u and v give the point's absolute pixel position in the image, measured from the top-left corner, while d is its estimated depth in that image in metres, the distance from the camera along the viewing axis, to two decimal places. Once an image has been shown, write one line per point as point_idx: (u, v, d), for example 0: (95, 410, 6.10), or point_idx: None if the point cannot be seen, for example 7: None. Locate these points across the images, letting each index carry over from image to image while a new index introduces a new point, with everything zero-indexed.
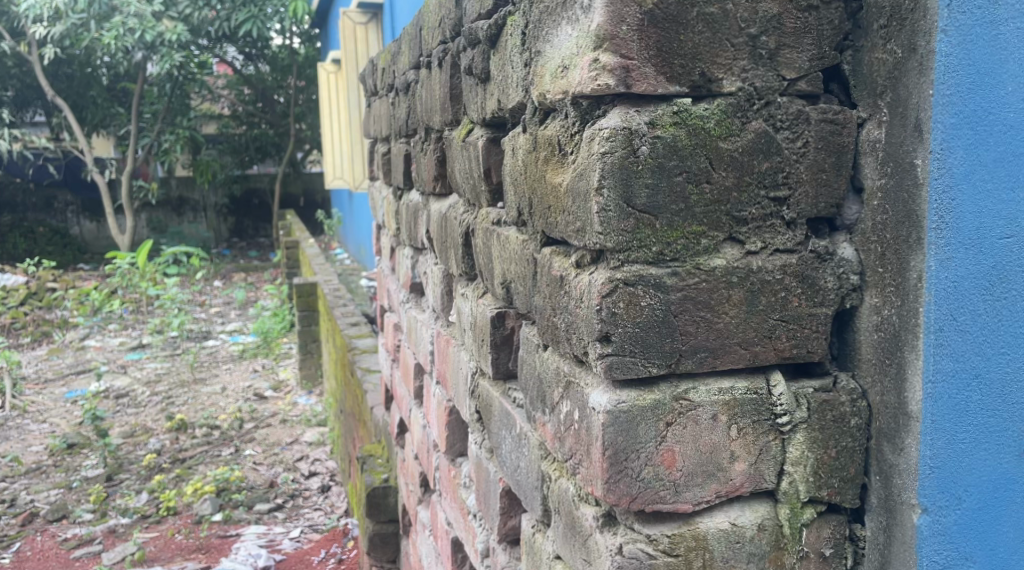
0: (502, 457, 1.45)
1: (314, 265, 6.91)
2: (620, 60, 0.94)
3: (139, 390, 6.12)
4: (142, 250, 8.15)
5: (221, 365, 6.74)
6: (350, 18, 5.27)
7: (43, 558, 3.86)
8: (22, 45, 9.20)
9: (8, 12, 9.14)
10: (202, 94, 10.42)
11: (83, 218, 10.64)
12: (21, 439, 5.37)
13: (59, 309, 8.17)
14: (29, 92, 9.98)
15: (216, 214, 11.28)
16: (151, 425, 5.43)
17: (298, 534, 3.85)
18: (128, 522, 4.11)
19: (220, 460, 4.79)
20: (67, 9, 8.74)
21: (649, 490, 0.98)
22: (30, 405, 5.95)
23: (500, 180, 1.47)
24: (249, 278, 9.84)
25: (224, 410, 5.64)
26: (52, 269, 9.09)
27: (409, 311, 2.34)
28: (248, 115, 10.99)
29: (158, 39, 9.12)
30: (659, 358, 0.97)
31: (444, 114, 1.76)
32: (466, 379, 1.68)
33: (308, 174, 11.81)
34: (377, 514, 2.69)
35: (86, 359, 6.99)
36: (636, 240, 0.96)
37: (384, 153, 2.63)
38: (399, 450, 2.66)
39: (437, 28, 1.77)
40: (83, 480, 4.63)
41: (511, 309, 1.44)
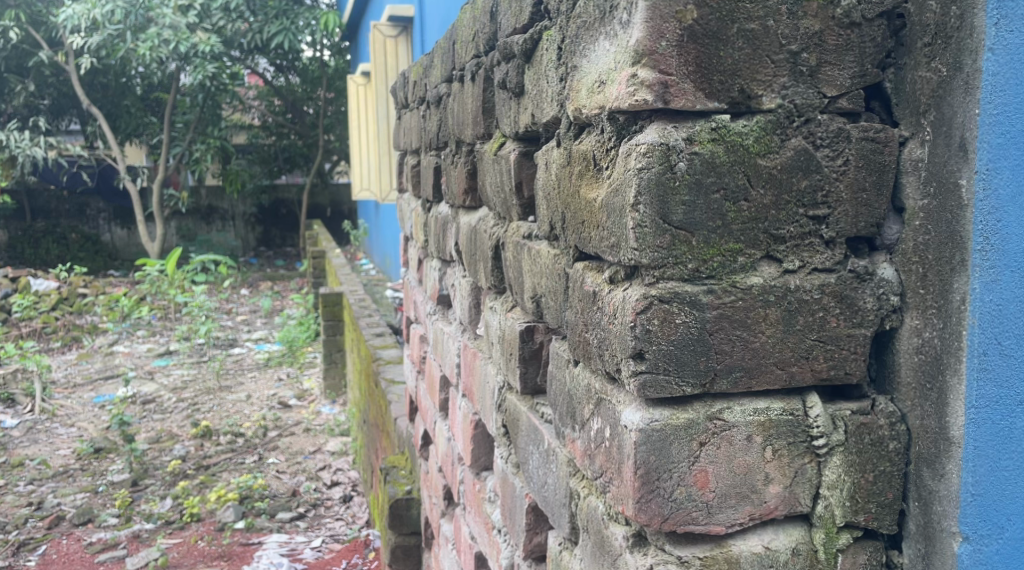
0: (530, 473, 1.45)
1: (339, 275, 6.97)
2: (660, 75, 0.93)
3: (166, 397, 6.17)
4: (172, 258, 8.26)
5: (246, 373, 6.79)
6: (380, 31, 5.30)
7: (68, 562, 3.88)
8: (60, 55, 9.38)
9: (47, 22, 9.35)
10: (233, 106, 10.54)
11: (115, 226, 10.78)
12: (49, 443, 5.42)
13: (88, 314, 8.28)
14: (65, 101, 10.11)
15: (244, 224, 11.43)
16: (176, 432, 5.46)
17: (319, 544, 3.85)
18: (152, 527, 4.14)
19: (244, 467, 4.82)
20: (104, 20, 8.85)
21: (682, 511, 0.97)
22: (59, 409, 6.03)
23: (532, 195, 1.48)
24: (276, 287, 9.92)
25: (249, 418, 5.67)
26: (82, 275, 9.20)
27: (435, 322, 2.35)
28: (277, 126, 11.07)
29: (192, 50, 9.25)
30: (693, 378, 0.96)
31: (475, 128, 1.78)
32: (493, 393, 1.68)
33: (336, 185, 11.92)
34: (399, 526, 2.70)
35: (115, 365, 7.06)
36: (672, 257, 0.95)
37: (413, 166, 2.64)
38: (421, 461, 2.68)
39: (470, 41, 1.79)
40: (108, 485, 4.66)
41: (540, 324, 1.45)
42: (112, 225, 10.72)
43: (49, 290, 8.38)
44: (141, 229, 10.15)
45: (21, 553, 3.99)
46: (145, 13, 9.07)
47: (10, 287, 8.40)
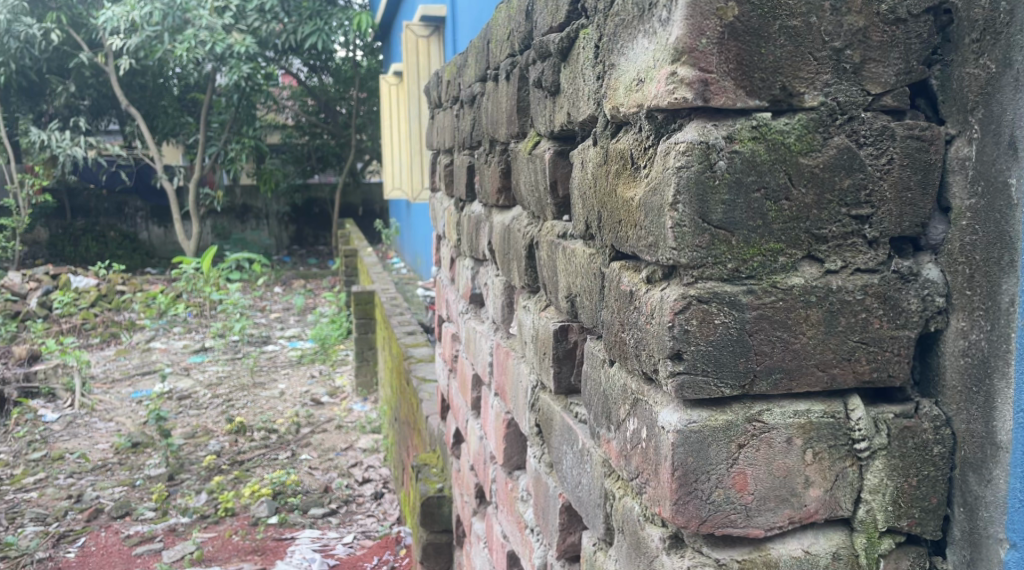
0: (564, 473, 1.45)
1: (372, 274, 7.00)
2: (699, 73, 0.92)
3: (201, 393, 6.24)
4: (208, 255, 8.36)
5: (279, 370, 6.84)
6: (413, 31, 5.22)
7: (107, 555, 3.94)
8: (100, 57, 9.52)
9: (88, 24, 9.49)
10: (268, 106, 10.62)
11: (151, 224, 10.94)
12: (88, 437, 5.50)
13: (126, 311, 8.40)
14: (105, 101, 10.27)
15: (278, 222, 11.53)
16: (212, 427, 5.52)
17: (351, 540, 3.87)
18: (188, 521, 4.18)
19: (277, 463, 4.86)
20: (143, 22, 8.94)
21: (719, 513, 0.96)
22: (98, 404, 6.12)
23: (567, 193, 1.48)
24: (309, 285, 9.99)
25: (282, 414, 5.71)
26: (120, 272, 9.33)
27: (468, 321, 2.35)
28: (310, 125, 11.16)
29: (228, 52, 9.33)
30: (732, 379, 0.95)
31: (509, 127, 1.78)
32: (526, 392, 1.68)
33: (368, 184, 11.98)
34: (430, 524, 2.70)
35: (151, 360, 7.14)
36: (711, 256, 0.94)
37: (446, 165, 2.64)
38: (453, 459, 2.68)
39: (505, 40, 1.79)
40: (145, 479, 4.72)
41: (574, 323, 1.44)
42: (150, 224, 10.90)
43: (89, 288, 8.55)
44: (178, 227, 10.27)
45: (61, 545, 4.05)
46: (181, 15, 9.16)
47: (51, 284, 8.60)
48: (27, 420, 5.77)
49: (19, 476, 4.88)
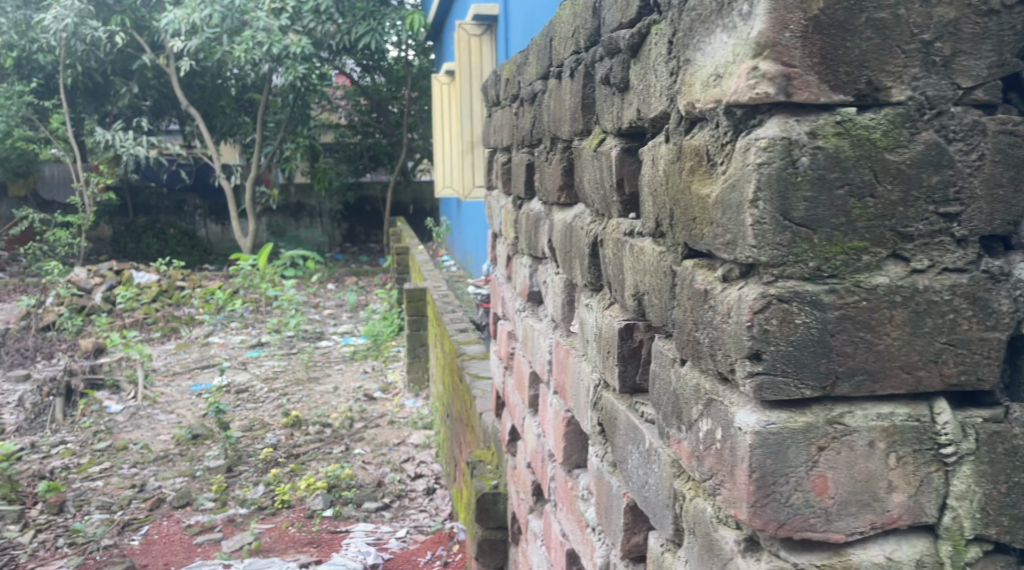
0: (628, 473, 1.44)
1: (423, 271, 7.04)
2: (782, 68, 0.91)
3: (258, 387, 6.34)
4: (263, 254, 8.73)
5: (333, 365, 6.91)
6: (465, 30, 5.45)
7: (169, 543, 4.01)
8: (161, 59, 9.94)
9: (149, 28, 9.93)
10: (321, 105, 10.75)
11: (210, 222, 11.31)
12: (150, 428, 5.62)
13: (186, 306, 8.58)
14: (165, 102, 10.90)
15: (330, 219, 11.77)
16: (268, 421, 5.60)
17: (404, 534, 3.90)
18: (246, 513, 4.25)
19: (332, 457, 4.91)
20: (202, 24, 9.14)
21: (799, 517, 0.95)
22: (159, 396, 6.25)
23: (634, 191, 1.46)
24: (361, 282, 10.09)
25: (336, 409, 5.78)
26: (180, 268, 9.53)
27: (526, 319, 2.34)
28: (363, 125, 11.19)
29: (284, 53, 9.45)
30: (813, 380, 0.93)
31: (574, 124, 1.77)
32: (589, 390, 1.67)
33: (419, 183, 12.05)
34: (485, 520, 2.71)
35: (210, 354, 7.27)
36: (792, 254, 0.92)
37: (504, 163, 2.64)
38: (508, 456, 2.68)
39: (569, 38, 1.78)
40: (205, 471, 4.81)
41: (640, 321, 1.43)
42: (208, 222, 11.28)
43: (151, 283, 8.78)
44: (235, 225, 10.47)
45: (125, 533, 4.14)
46: (239, 16, 9.31)
47: (115, 279, 8.85)
48: (93, 411, 5.90)
49: (85, 465, 4.99)
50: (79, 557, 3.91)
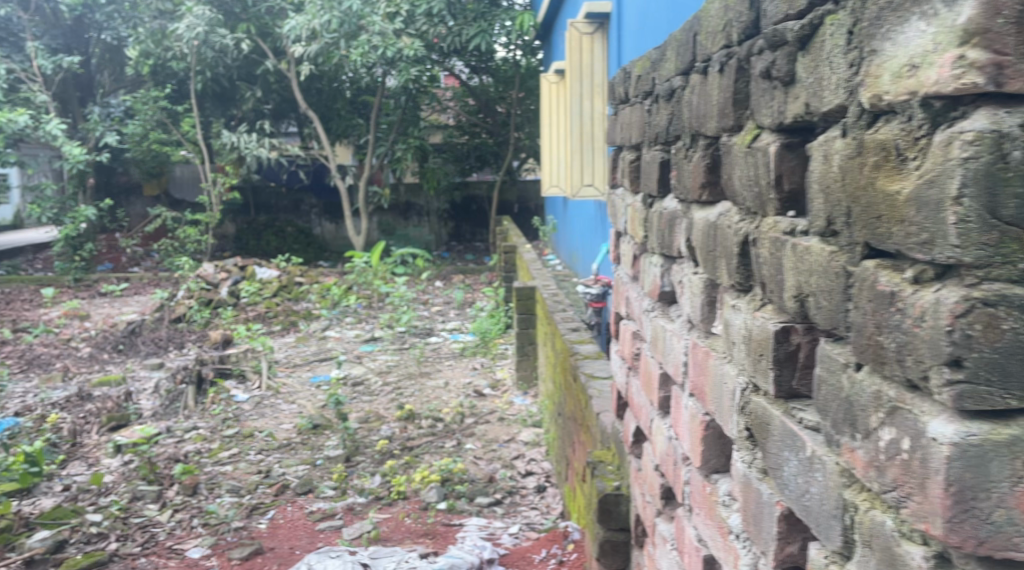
0: (783, 480, 1.39)
1: (531, 269, 7.01)
2: (992, 56, 0.88)
3: (373, 380, 6.49)
4: (376, 251, 8.99)
5: (443, 361, 7.01)
6: (577, 28, 5.69)
7: (294, 527, 4.14)
8: (283, 64, 10.57)
9: (272, 34, 10.60)
10: (432, 106, 11.09)
11: (324, 219, 12.00)
12: (275, 417, 5.82)
13: (304, 301, 8.93)
14: (285, 105, 11.55)
15: (438, 219, 12.06)
16: (383, 413, 5.72)
17: (517, 531, 3.92)
18: (364, 501, 4.35)
19: (445, 451, 4.98)
20: (321, 29, 9.43)
21: (1000, 535, 0.90)
22: (281, 387, 6.47)
23: (793, 189, 1.41)
24: (468, 281, 10.23)
25: (447, 404, 5.86)
26: (299, 265, 9.91)
27: (656, 320, 2.31)
28: (471, 125, 11.45)
29: (398, 55, 9.68)
30: (1020, 391, 0.89)
31: (721, 121, 1.72)
32: (733, 394, 1.63)
33: (523, 183, 12.31)
34: (608, 521, 2.70)
35: (327, 348, 7.48)
36: (998, 255, 0.89)
37: (633, 161, 2.61)
38: (631, 458, 2.66)
39: (719, 32, 1.74)
40: (326, 459, 4.95)
41: (798, 324, 1.38)
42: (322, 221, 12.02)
43: (272, 278, 9.17)
44: (349, 223, 10.91)
45: (254, 516, 4.30)
46: (356, 21, 9.53)
47: (239, 275, 9.21)
48: (222, 399, 6.15)
49: (216, 451, 5.17)
50: (212, 537, 4.09)
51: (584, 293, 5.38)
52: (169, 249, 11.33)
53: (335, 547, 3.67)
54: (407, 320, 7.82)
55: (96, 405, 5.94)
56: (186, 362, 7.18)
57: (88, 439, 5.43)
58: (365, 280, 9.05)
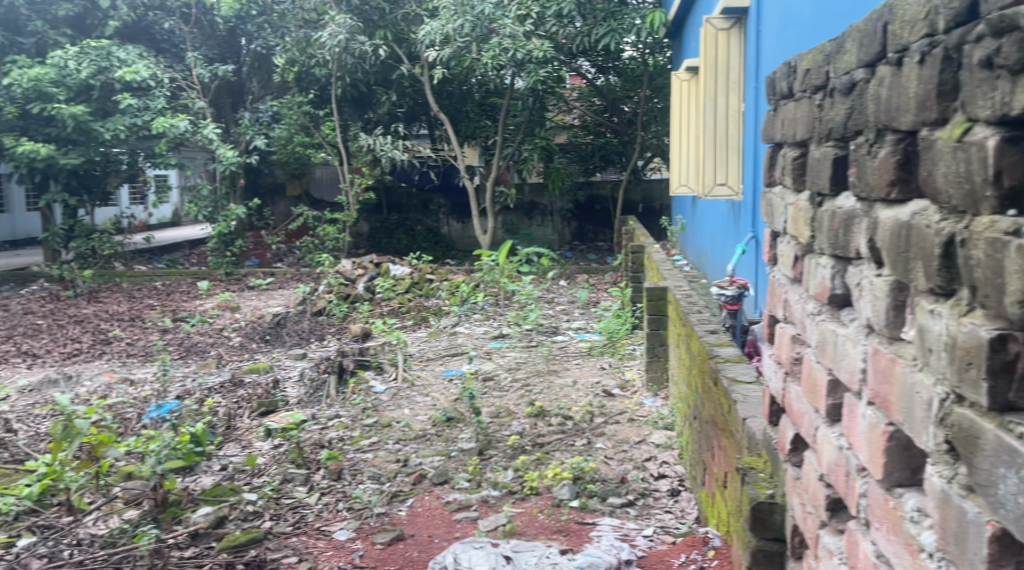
0: (1003, 500, 1.33)
1: (661, 270, 6.86)
2: None
3: (503, 376, 6.73)
4: (504, 249, 9.63)
5: (572, 359, 7.13)
6: (713, 25, 6.51)
7: (431, 516, 4.48)
8: (416, 68, 11.83)
9: (407, 41, 11.73)
10: (557, 107, 12.28)
11: (452, 220, 13.61)
12: (411, 408, 6.15)
13: (434, 296, 9.50)
14: (418, 108, 12.86)
15: (561, 218, 13.35)
16: (513, 409, 5.91)
17: (652, 534, 4.01)
18: (499, 495, 4.62)
19: (575, 449, 5.13)
20: (455, 35, 10.38)
21: None
22: (417, 379, 6.80)
23: (1015, 185, 1.34)
24: (592, 280, 10.93)
25: (577, 403, 5.96)
26: (428, 263, 10.52)
27: (825, 323, 2.20)
28: (596, 125, 12.66)
29: (528, 58, 10.76)
30: None
31: (921, 113, 1.62)
32: (930, 407, 1.55)
33: (649, 182, 13.28)
34: (760, 530, 2.68)
35: (458, 344, 7.83)
36: None
37: (797, 157, 2.51)
38: (784, 464, 2.61)
39: (918, 18, 1.62)
40: (460, 451, 5.23)
41: (1019, 333, 1.34)
42: (449, 220, 13.59)
43: (404, 276, 9.86)
44: (477, 222, 12.06)
45: (394, 503, 4.67)
46: (488, 24, 10.53)
47: (375, 271, 10.02)
48: (361, 390, 6.55)
49: (357, 439, 5.58)
50: (356, 521, 4.49)
51: (719, 296, 5.41)
52: (311, 247, 12.63)
53: (478, 538, 3.97)
54: (534, 318, 8.16)
55: (248, 391, 6.66)
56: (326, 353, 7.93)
57: (242, 423, 6.06)
58: (492, 278, 9.63)
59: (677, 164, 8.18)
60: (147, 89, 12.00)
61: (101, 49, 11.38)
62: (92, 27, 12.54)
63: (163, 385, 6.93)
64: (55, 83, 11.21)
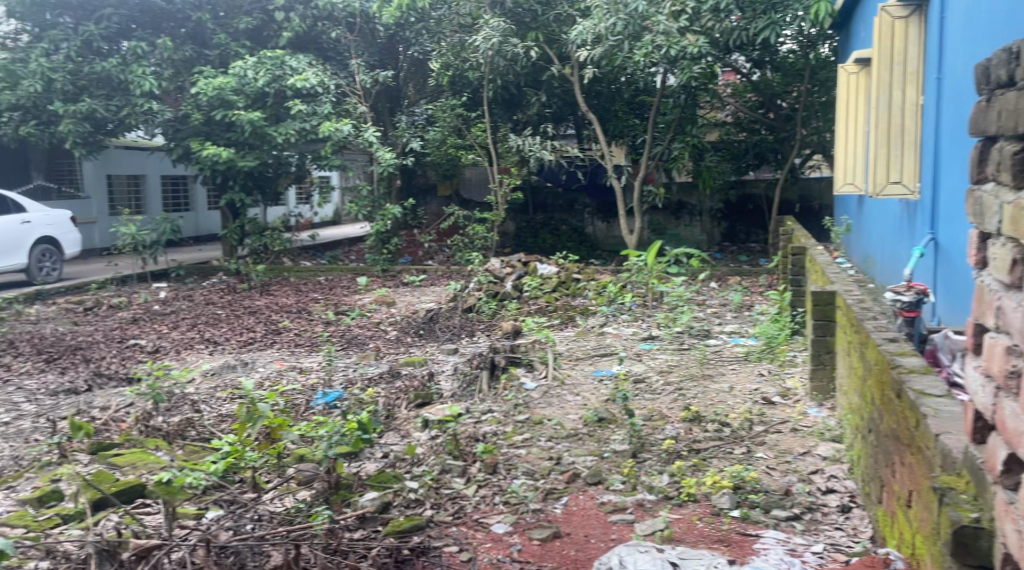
0: None
1: (826, 273, 6.62)
2: None
3: (654, 378, 6.97)
4: (652, 249, 9.50)
5: (727, 364, 7.30)
6: (890, 14, 6.78)
7: (586, 516, 4.90)
8: (567, 69, 12.21)
9: (559, 40, 12.12)
10: (710, 104, 12.63)
11: (597, 219, 14.28)
12: (562, 407, 6.48)
13: (581, 296, 9.69)
14: (566, 108, 13.26)
15: (709, 218, 13.87)
16: (667, 413, 6.26)
17: (821, 551, 4.32)
18: (655, 499, 5.01)
19: (733, 457, 5.47)
20: (608, 33, 10.86)
21: None
22: (567, 378, 7.09)
23: None
24: (744, 282, 10.99)
25: (735, 409, 6.25)
26: (576, 261, 10.68)
27: None
28: (749, 122, 12.95)
29: (681, 55, 11.00)
30: None
31: None
32: None
33: (806, 180, 13.50)
34: (965, 556, 2.89)
35: (606, 344, 8.04)
36: None
37: (1012, 156, 2.59)
38: (993, 489, 2.76)
39: None
40: (613, 452, 5.62)
41: None
42: (594, 220, 14.25)
43: (552, 275, 9.95)
44: (624, 222, 12.38)
45: (549, 500, 5.11)
46: (641, 22, 10.84)
47: (522, 270, 10.20)
48: (513, 386, 6.90)
49: (511, 434, 5.99)
50: (513, 515, 4.94)
51: (894, 302, 5.52)
52: (460, 245, 12.97)
53: (641, 542, 4.41)
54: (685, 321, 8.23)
55: (405, 383, 7.06)
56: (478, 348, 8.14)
57: (401, 412, 6.50)
58: (641, 278, 9.62)
59: (852, 163, 8.38)
60: (315, 95, 12.62)
61: (276, 58, 12.14)
62: (268, 38, 13.31)
63: (328, 374, 7.44)
64: (236, 90, 12.09)
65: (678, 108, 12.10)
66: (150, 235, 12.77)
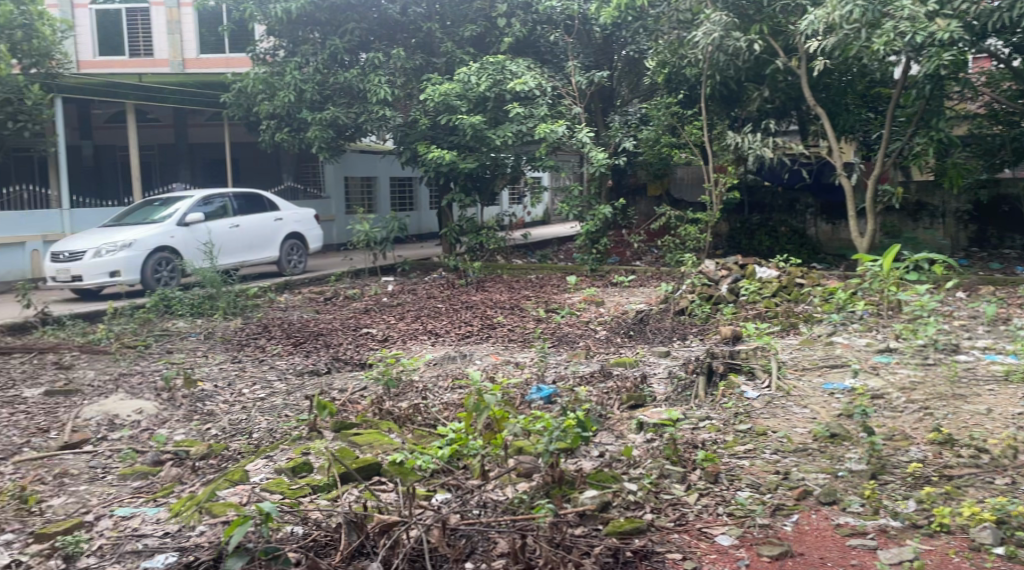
0: None
1: None
2: None
3: (894, 395, 6.30)
4: (887, 254, 8.36)
5: (982, 385, 6.45)
6: None
7: (821, 537, 4.75)
8: (794, 61, 11.43)
9: (785, 32, 11.36)
10: (960, 97, 11.64)
11: (820, 221, 13.57)
12: (788, 419, 6.05)
13: (804, 303, 9.05)
14: (790, 104, 12.45)
15: (954, 220, 12.81)
16: (910, 432, 5.73)
17: None
18: (900, 525, 4.79)
19: (995, 487, 5.06)
20: (842, 21, 10.09)
21: None
22: (793, 389, 6.54)
23: None
24: (999, 292, 9.91)
25: (995, 435, 5.60)
26: (800, 266, 9.94)
27: None
28: (1007, 115, 11.75)
29: (928, 40, 9.88)
30: None
31: None
32: None
33: None
34: None
35: (835, 355, 7.28)
36: None
37: None
38: None
39: None
40: (849, 471, 5.28)
41: None
42: (817, 221, 13.62)
43: (771, 280, 9.46)
44: (853, 226, 11.46)
45: (778, 516, 4.94)
46: (880, 7, 10.02)
47: (740, 273, 9.68)
48: (733, 393, 6.51)
49: (732, 443, 5.70)
50: (739, 528, 4.85)
51: None
52: (671, 245, 12.53)
53: None
54: (930, 334, 7.27)
55: (617, 383, 6.82)
56: (691, 352, 7.80)
57: (615, 414, 6.30)
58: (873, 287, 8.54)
59: None
60: (533, 99, 12.43)
61: (498, 63, 12.10)
62: (490, 44, 13.41)
63: (541, 369, 7.29)
64: (461, 96, 12.15)
65: (922, 99, 10.75)
66: (382, 232, 13.06)
